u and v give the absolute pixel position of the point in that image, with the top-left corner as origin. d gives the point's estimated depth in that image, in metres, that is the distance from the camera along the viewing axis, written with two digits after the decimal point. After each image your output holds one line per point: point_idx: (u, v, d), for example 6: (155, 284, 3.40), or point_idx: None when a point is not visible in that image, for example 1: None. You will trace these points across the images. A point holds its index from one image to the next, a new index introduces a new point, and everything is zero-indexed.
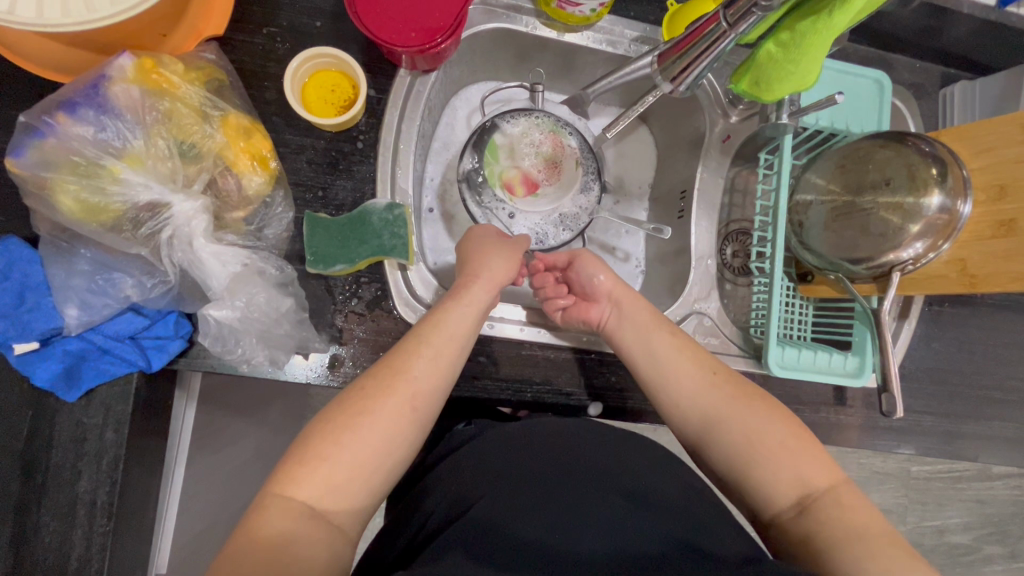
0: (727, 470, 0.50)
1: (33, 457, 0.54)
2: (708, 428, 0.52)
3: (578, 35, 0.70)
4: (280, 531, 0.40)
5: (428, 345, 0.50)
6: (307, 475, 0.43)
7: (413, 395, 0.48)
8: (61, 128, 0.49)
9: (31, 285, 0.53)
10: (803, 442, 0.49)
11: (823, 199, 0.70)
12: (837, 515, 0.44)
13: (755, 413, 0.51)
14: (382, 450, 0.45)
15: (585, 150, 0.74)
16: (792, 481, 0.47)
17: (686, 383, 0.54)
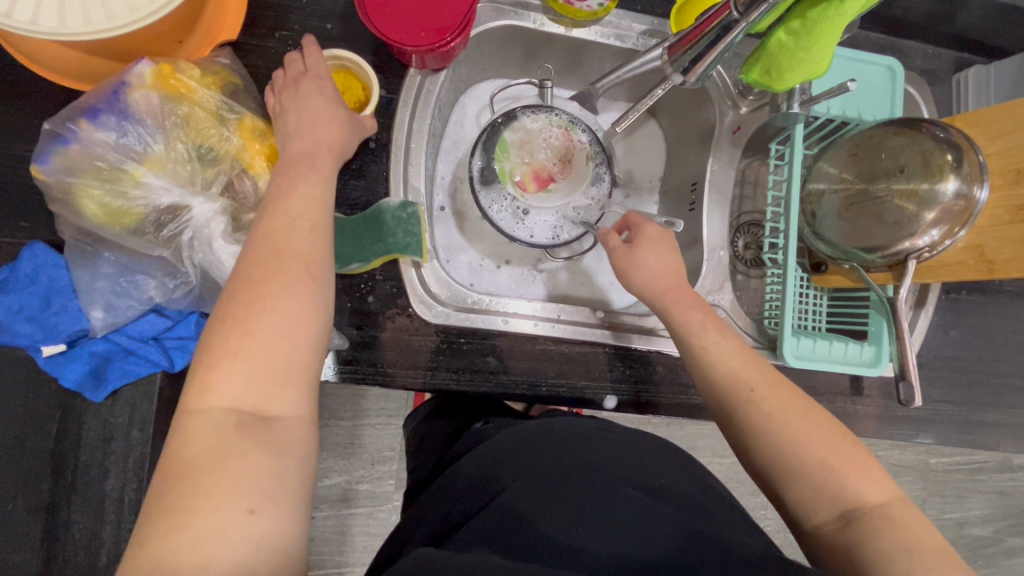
0: (766, 480, 0.46)
1: (61, 455, 0.56)
2: (750, 440, 0.47)
3: (586, 30, 0.70)
4: (212, 466, 0.33)
5: (292, 211, 0.43)
6: (220, 379, 0.36)
7: (282, 263, 0.40)
8: (84, 134, 0.50)
9: (57, 289, 0.54)
10: (856, 456, 0.44)
11: (836, 188, 0.70)
12: (890, 532, 0.40)
13: (800, 422, 0.45)
14: (291, 330, 0.38)
15: (596, 145, 0.74)
16: (838, 493, 0.42)
17: (722, 386, 0.50)
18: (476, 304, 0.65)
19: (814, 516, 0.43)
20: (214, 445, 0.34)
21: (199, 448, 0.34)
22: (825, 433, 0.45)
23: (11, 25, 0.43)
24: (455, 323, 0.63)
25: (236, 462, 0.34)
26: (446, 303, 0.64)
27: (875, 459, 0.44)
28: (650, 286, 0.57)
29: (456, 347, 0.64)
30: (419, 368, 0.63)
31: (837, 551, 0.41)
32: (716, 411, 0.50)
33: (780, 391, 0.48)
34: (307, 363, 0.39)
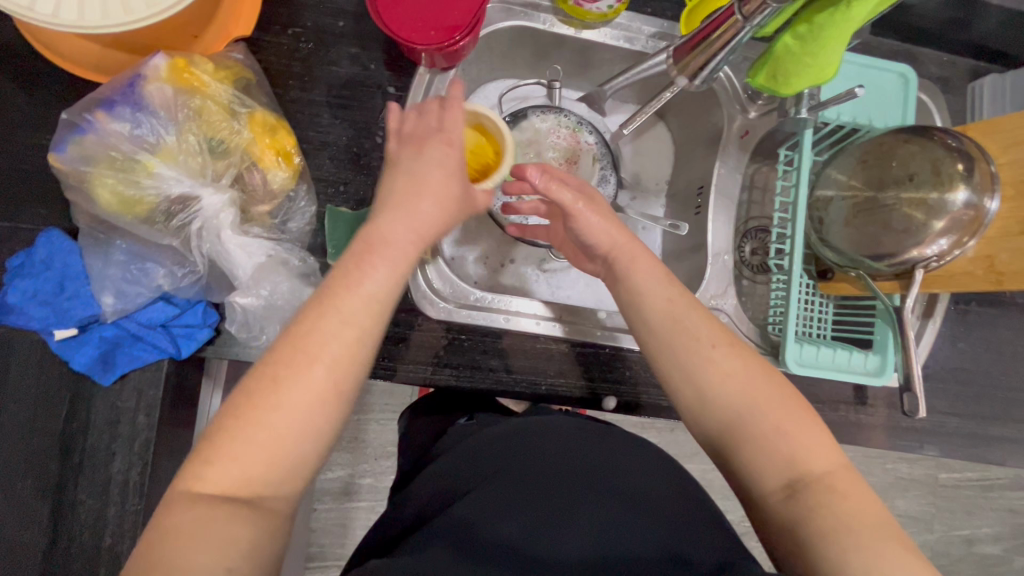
0: (717, 444, 0.47)
1: (71, 436, 0.57)
2: (701, 402, 0.47)
3: (595, 31, 0.70)
4: (190, 553, 0.34)
5: (338, 306, 0.41)
6: (219, 461, 0.37)
7: (308, 373, 0.39)
8: (100, 124, 0.51)
9: (71, 275, 0.56)
10: (802, 421, 0.45)
11: (844, 195, 0.69)
12: (831, 504, 0.41)
13: (751, 384, 0.46)
14: (295, 430, 0.38)
15: (602, 146, 0.75)
16: (785, 463, 0.44)
17: (678, 345, 0.48)
18: (479, 301, 0.65)
19: (758, 483, 0.44)
20: (198, 533, 0.35)
21: (185, 531, 0.35)
22: (776, 397, 0.46)
23: (33, 17, 0.45)
24: (457, 320, 0.64)
25: (211, 539, 0.35)
26: (449, 299, 0.64)
27: (822, 423, 0.46)
28: (605, 243, 0.52)
29: (457, 344, 0.65)
30: (421, 363, 0.64)
31: (779, 517, 0.43)
32: (668, 370, 0.49)
33: (740, 356, 0.48)
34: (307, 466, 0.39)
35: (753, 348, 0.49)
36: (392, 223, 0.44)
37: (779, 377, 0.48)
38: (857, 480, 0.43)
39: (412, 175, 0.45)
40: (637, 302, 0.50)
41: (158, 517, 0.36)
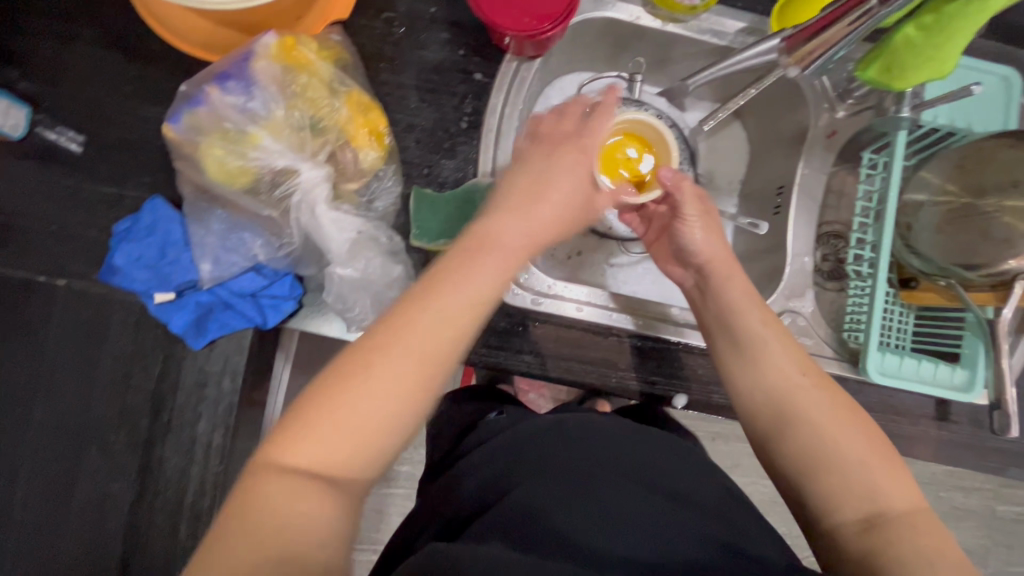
0: (791, 471, 0.48)
1: (161, 395, 0.60)
2: (782, 424, 0.49)
3: (682, 25, 0.69)
4: (285, 505, 0.37)
5: (446, 301, 0.43)
6: (309, 438, 0.39)
7: (407, 354, 0.41)
8: (212, 97, 0.54)
9: (172, 242, 0.59)
10: (886, 458, 0.46)
11: (938, 201, 0.67)
12: (911, 541, 0.40)
13: (832, 414, 0.48)
14: (373, 422, 0.40)
15: (680, 142, 0.75)
16: (865, 495, 0.44)
17: (764, 361, 0.51)
18: (553, 290, 0.64)
19: (834, 514, 0.45)
20: (291, 486, 0.37)
21: (280, 479, 0.38)
22: (859, 432, 0.47)
23: None
24: (531, 307, 0.64)
25: (289, 514, 0.36)
26: (524, 287, 0.63)
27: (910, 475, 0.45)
28: (709, 257, 0.55)
29: (529, 331, 0.65)
30: (493, 347, 0.64)
31: (854, 548, 0.42)
32: (752, 385, 0.51)
33: (822, 388, 0.50)
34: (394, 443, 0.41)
35: (837, 387, 0.50)
36: (510, 228, 0.47)
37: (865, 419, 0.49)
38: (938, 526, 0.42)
39: (523, 185, 0.49)
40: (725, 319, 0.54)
41: (262, 465, 0.39)
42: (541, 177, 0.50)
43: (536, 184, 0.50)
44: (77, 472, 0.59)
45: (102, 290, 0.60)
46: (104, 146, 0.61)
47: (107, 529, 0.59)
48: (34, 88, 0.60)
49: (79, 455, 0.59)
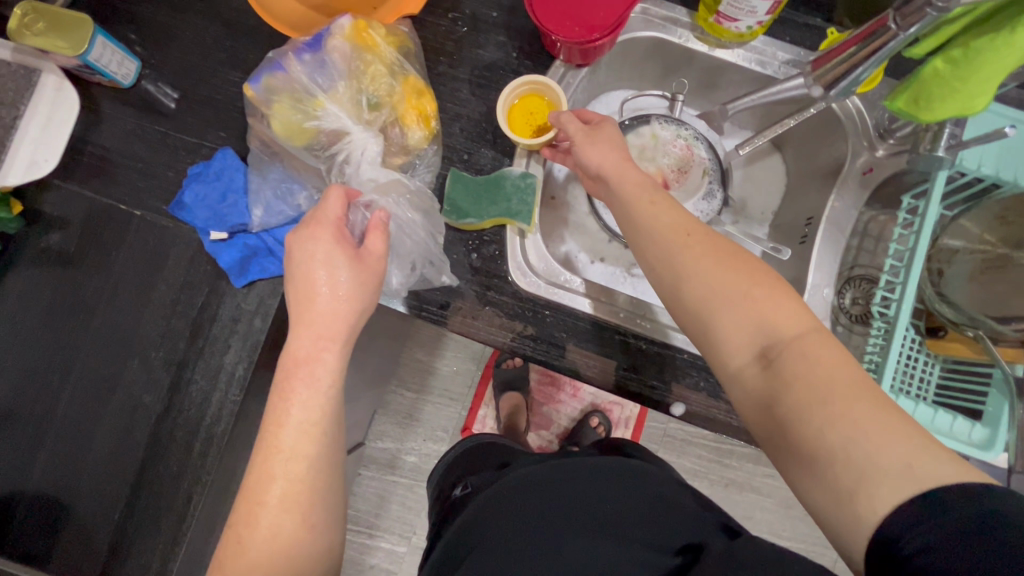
0: (690, 323, 0.50)
1: (200, 323, 0.67)
2: (676, 284, 0.50)
3: (729, 51, 0.72)
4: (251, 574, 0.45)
5: (288, 395, 0.47)
6: (248, 534, 0.45)
7: (304, 430, 0.47)
8: (290, 65, 0.62)
9: (233, 188, 0.67)
10: (774, 293, 0.46)
11: (974, 249, 0.65)
12: (807, 373, 0.42)
13: (718, 267, 0.48)
14: (293, 504, 0.46)
15: (715, 162, 0.78)
16: (764, 330, 0.46)
17: (655, 229, 0.52)
18: (568, 282, 0.68)
19: (732, 356, 0.47)
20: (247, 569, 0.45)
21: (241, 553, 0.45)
22: (744, 276, 0.47)
23: None
24: (544, 295, 0.67)
25: None
26: (541, 275, 0.67)
27: (796, 295, 0.47)
28: (605, 163, 0.58)
29: (539, 319, 0.67)
30: (501, 329, 0.67)
31: (759, 386, 0.45)
32: (653, 257, 0.52)
33: (707, 243, 0.50)
34: (325, 497, 0.48)
35: (722, 237, 0.51)
36: (297, 341, 0.49)
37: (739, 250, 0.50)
38: (833, 343, 0.44)
39: (310, 288, 0.50)
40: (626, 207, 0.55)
41: (226, 542, 0.46)
42: (308, 280, 0.51)
43: (305, 292, 0.50)
44: (119, 380, 0.67)
45: (170, 224, 0.68)
46: (193, 102, 0.70)
47: (134, 436, 0.66)
48: (149, 47, 0.71)
49: (123, 365, 0.67)
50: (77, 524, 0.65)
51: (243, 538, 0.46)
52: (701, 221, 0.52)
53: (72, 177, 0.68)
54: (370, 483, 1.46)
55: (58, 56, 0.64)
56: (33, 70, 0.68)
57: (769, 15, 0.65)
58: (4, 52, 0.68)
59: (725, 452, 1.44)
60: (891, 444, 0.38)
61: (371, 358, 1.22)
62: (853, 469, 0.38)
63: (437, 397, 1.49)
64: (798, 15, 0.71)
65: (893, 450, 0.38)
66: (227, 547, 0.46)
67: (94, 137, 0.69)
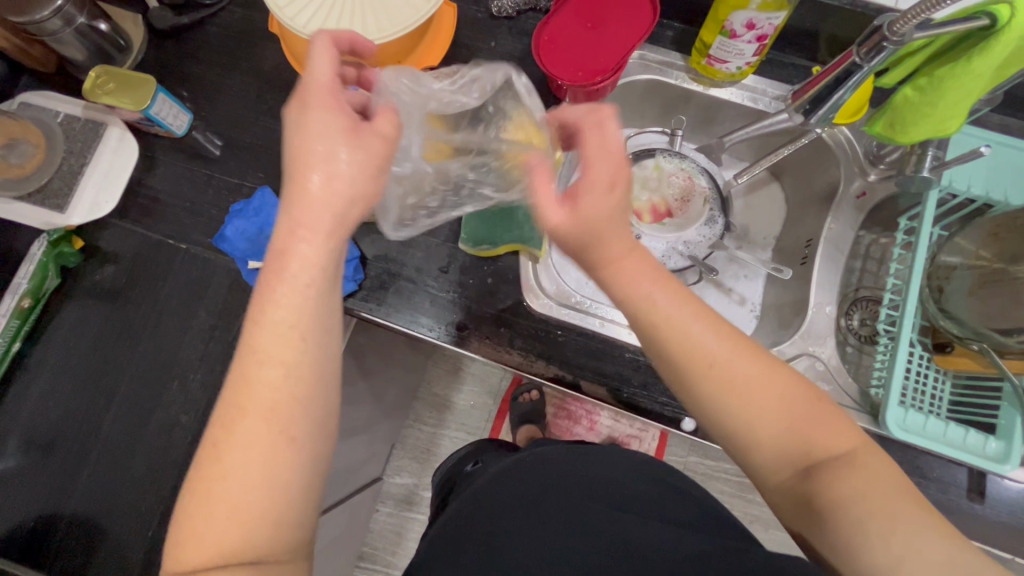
0: (723, 437, 0.47)
1: (235, 347, 0.72)
2: (710, 405, 0.46)
3: (723, 89, 0.78)
4: (237, 497, 0.42)
5: (263, 359, 0.43)
6: (211, 499, 0.42)
7: (284, 325, 0.44)
8: None
9: (270, 222, 0.73)
10: (814, 406, 0.45)
11: (970, 265, 0.68)
12: (850, 483, 0.42)
13: (759, 382, 0.45)
14: (268, 481, 0.43)
15: (715, 191, 0.82)
16: (806, 446, 0.44)
17: (672, 340, 0.46)
18: (579, 303, 0.71)
19: (767, 456, 0.45)
20: (231, 480, 0.42)
21: (222, 477, 0.42)
22: (784, 388, 0.45)
23: (292, 27, 0.65)
24: (555, 315, 0.70)
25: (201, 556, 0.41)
26: (552, 297, 0.71)
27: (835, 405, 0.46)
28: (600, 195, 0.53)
29: (551, 338, 0.71)
30: (515, 348, 0.71)
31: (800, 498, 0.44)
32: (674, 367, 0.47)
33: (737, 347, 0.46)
34: (311, 416, 0.44)
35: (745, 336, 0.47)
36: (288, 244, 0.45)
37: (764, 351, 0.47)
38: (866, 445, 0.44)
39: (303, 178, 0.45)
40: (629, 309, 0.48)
41: (200, 462, 0.43)
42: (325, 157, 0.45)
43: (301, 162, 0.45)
44: (158, 402, 0.71)
45: (213, 256, 0.75)
46: (237, 148, 0.78)
47: (170, 454, 0.70)
48: (200, 102, 0.80)
49: (163, 387, 0.72)
50: (111, 543, 0.68)
51: (206, 506, 0.42)
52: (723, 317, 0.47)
53: (127, 216, 0.76)
54: (387, 519, 1.47)
55: (124, 111, 0.73)
56: (100, 123, 0.77)
57: (756, 56, 0.71)
58: (76, 109, 0.77)
59: (748, 487, 1.41)
60: (935, 547, 0.40)
61: (390, 390, 1.26)
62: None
63: (454, 432, 1.50)
64: (784, 56, 0.77)
65: (932, 550, 0.39)
66: (206, 453, 0.43)
67: (149, 180, 0.77)
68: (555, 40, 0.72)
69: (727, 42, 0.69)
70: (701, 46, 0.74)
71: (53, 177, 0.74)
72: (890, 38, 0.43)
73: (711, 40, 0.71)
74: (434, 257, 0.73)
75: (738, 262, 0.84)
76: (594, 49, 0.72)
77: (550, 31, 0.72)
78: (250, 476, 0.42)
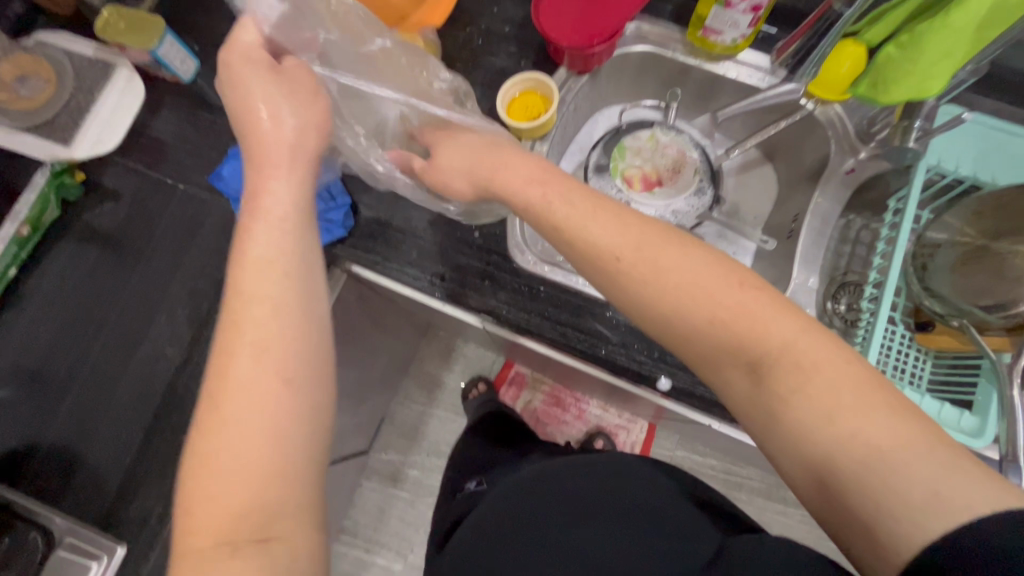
0: (661, 339, 0.47)
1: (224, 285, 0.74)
2: (643, 307, 0.46)
3: (718, 64, 0.79)
4: (227, 467, 0.41)
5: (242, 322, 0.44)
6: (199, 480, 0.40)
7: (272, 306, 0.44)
8: None
9: None
10: (758, 300, 0.43)
11: (954, 243, 0.68)
12: (802, 386, 0.40)
13: (685, 279, 0.44)
14: (243, 446, 0.41)
15: (705, 162, 0.84)
16: (749, 341, 0.42)
17: (599, 233, 0.47)
18: (563, 261, 0.73)
19: (713, 358, 0.45)
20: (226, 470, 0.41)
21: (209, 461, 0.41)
22: (718, 279, 0.44)
23: None
24: (538, 270, 0.71)
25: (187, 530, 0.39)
26: (536, 254, 0.73)
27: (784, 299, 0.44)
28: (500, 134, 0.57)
29: (535, 294, 0.71)
30: (500, 302, 0.72)
31: (750, 400, 0.43)
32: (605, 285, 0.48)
33: (681, 252, 0.46)
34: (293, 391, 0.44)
35: (663, 227, 0.48)
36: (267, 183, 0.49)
37: (714, 251, 0.46)
38: (825, 342, 0.41)
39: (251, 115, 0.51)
40: (565, 222, 0.49)
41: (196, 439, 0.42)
42: (258, 189, 0.48)
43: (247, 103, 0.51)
44: (146, 335, 0.73)
45: (208, 197, 0.76)
46: None
47: (153, 386, 0.71)
48: (208, 51, 0.82)
49: (151, 319, 0.73)
50: (88, 468, 0.69)
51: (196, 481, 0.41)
52: (652, 223, 0.48)
53: (129, 156, 0.78)
54: (371, 495, 1.48)
55: (133, 51, 0.75)
56: (110, 64, 0.79)
57: (751, 28, 0.72)
58: (87, 50, 0.79)
59: (734, 485, 1.42)
60: (923, 464, 0.36)
61: (381, 360, 1.27)
62: (880, 485, 0.37)
63: (443, 412, 1.52)
64: (780, 34, 0.78)
65: (921, 469, 0.36)
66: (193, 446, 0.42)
67: (153, 123, 0.79)
68: (554, 4, 0.74)
69: (722, 12, 0.70)
70: (697, 18, 0.75)
71: (61, 111, 0.76)
72: None
73: (706, 11, 0.72)
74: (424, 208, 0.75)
75: (729, 238, 0.85)
76: (592, 15, 0.73)
77: None
78: (248, 456, 0.41)
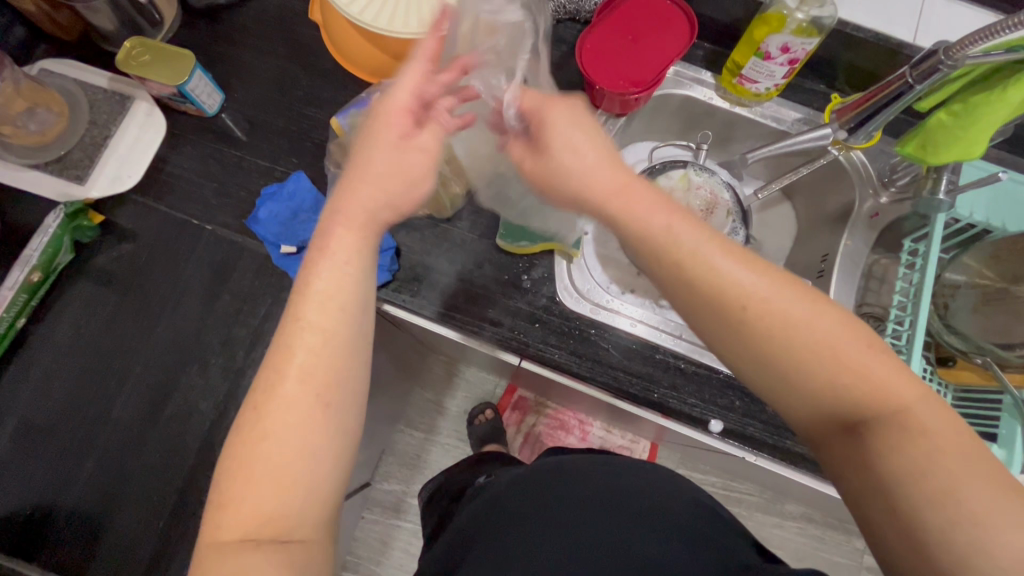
0: (754, 377, 0.43)
1: (260, 332, 0.70)
2: (746, 342, 0.42)
3: (747, 109, 0.82)
4: (276, 459, 0.40)
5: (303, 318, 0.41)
6: (245, 471, 0.39)
7: (324, 302, 0.42)
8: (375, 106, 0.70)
9: (308, 208, 0.72)
10: (878, 352, 0.40)
11: (973, 284, 0.72)
12: (904, 446, 0.38)
13: (804, 318, 0.41)
14: (297, 453, 0.40)
15: (736, 204, 0.85)
16: (859, 395, 0.40)
17: (710, 259, 0.42)
18: (608, 303, 0.73)
19: (808, 404, 0.42)
20: (266, 464, 0.39)
21: (261, 440, 0.40)
22: (841, 324, 0.41)
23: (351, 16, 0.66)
24: (587, 314, 0.72)
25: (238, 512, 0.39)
26: (586, 297, 0.73)
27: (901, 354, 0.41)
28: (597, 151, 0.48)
29: (585, 337, 0.72)
30: (552, 345, 0.71)
31: (839, 449, 0.42)
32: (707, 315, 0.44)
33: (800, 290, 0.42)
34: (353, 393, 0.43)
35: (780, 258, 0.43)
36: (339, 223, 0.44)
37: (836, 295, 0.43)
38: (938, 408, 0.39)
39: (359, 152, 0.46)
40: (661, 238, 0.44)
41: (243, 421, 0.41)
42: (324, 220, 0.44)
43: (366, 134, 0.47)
44: (174, 387, 0.68)
45: (239, 239, 0.72)
46: (269, 132, 0.76)
47: (185, 442, 0.67)
48: (232, 82, 0.78)
49: (180, 370, 0.69)
50: (115, 535, 0.64)
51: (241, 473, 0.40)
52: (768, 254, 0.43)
53: (148, 194, 0.73)
54: (373, 526, 1.43)
55: (156, 85, 0.70)
56: (127, 96, 0.75)
57: (785, 79, 0.75)
58: (101, 80, 0.74)
59: (732, 500, 1.46)
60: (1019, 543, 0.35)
61: (390, 391, 1.23)
62: (972, 556, 0.36)
63: (447, 438, 1.49)
64: (806, 82, 0.82)
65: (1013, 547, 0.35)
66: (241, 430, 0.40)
67: (173, 158, 0.74)
68: (597, 49, 0.75)
69: (761, 63, 0.73)
70: (733, 66, 0.77)
71: (73, 147, 0.72)
72: (946, 61, 0.50)
73: (744, 61, 0.75)
74: (470, 251, 0.74)
75: None
76: (636, 60, 0.75)
77: (594, 41, 0.75)
78: (291, 457, 0.40)
